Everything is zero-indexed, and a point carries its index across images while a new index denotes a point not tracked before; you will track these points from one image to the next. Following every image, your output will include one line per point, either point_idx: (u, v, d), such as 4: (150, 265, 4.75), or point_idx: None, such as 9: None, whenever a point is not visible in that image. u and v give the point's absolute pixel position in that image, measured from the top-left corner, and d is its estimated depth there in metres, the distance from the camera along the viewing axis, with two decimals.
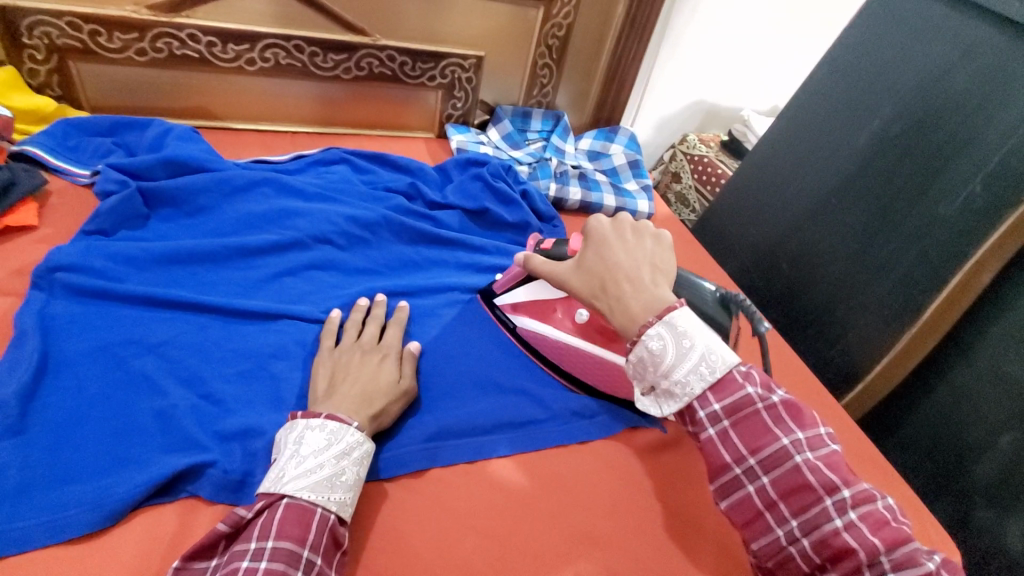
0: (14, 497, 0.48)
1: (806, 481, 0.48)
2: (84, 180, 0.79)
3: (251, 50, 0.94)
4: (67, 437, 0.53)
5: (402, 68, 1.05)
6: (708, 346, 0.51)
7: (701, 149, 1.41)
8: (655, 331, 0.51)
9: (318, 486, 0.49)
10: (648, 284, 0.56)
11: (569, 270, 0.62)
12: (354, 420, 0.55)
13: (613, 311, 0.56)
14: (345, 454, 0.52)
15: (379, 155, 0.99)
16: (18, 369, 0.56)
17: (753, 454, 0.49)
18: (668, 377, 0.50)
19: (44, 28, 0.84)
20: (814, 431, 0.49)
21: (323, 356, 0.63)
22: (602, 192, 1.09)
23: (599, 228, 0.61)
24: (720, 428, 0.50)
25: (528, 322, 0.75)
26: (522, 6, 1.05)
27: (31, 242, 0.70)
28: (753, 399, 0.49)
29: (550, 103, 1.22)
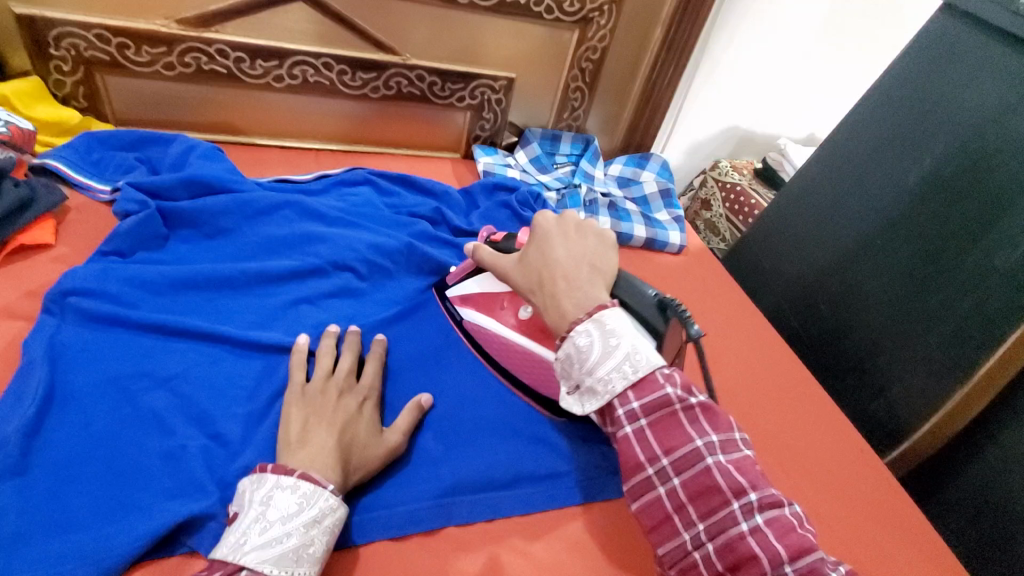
0: (7, 545, 0.45)
1: (714, 483, 0.48)
2: (104, 196, 0.77)
3: (280, 67, 0.92)
4: (68, 479, 0.50)
5: (431, 88, 1.02)
6: (634, 347, 0.51)
7: (734, 177, 1.36)
8: (585, 328, 0.53)
9: (282, 559, 0.45)
10: (585, 280, 0.57)
11: (511, 263, 0.65)
12: (329, 480, 0.51)
13: (551, 312, 0.57)
14: (316, 522, 0.48)
15: (404, 177, 0.96)
16: (22, 402, 0.53)
17: (667, 455, 0.50)
18: (591, 374, 0.51)
19: (72, 40, 0.82)
20: (728, 434, 0.50)
21: (294, 398, 0.58)
22: (632, 222, 1.05)
23: (545, 224, 0.63)
24: (638, 427, 0.50)
25: (472, 312, 0.74)
26: (557, 28, 1.02)
27: (46, 261, 0.68)
28: (671, 399, 0.50)
29: (580, 127, 1.19)
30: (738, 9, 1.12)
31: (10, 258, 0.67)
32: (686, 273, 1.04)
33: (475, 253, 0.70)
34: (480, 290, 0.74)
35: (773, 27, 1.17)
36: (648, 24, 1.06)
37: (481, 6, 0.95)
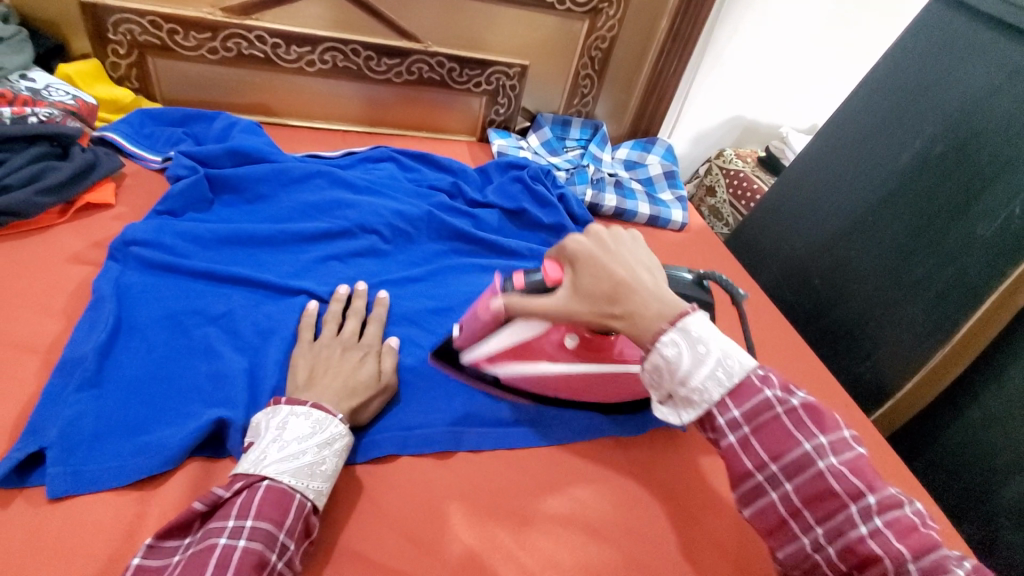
0: (87, 441, 0.53)
1: (829, 488, 0.44)
2: (156, 165, 0.86)
3: (312, 52, 1.00)
4: (135, 393, 0.58)
5: (450, 73, 1.10)
6: (724, 350, 0.48)
7: (737, 164, 1.42)
8: (669, 336, 0.48)
9: (298, 473, 0.51)
10: (653, 287, 0.52)
11: (561, 298, 0.55)
12: (337, 412, 0.56)
13: (636, 330, 0.50)
14: (328, 444, 0.53)
15: (424, 155, 1.03)
16: (95, 329, 0.61)
17: (775, 461, 0.46)
18: (685, 384, 0.47)
19: (128, 26, 0.91)
20: (837, 434, 0.46)
21: (302, 351, 0.64)
22: (637, 200, 1.11)
23: (578, 243, 0.56)
24: (740, 435, 0.47)
25: (513, 367, 0.67)
26: (568, 18, 1.09)
27: (108, 219, 0.76)
28: (771, 403, 0.47)
29: (589, 113, 1.26)
30: (742, 1, 1.18)
31: (77, 215, 0.76)
32: (688, 249, 1.10)
33: (507, 307, 0.59)
34: (512, 342, 0.65)
35: (775, 19, 1.22)
36: (655, 15, 1.13)
37: None
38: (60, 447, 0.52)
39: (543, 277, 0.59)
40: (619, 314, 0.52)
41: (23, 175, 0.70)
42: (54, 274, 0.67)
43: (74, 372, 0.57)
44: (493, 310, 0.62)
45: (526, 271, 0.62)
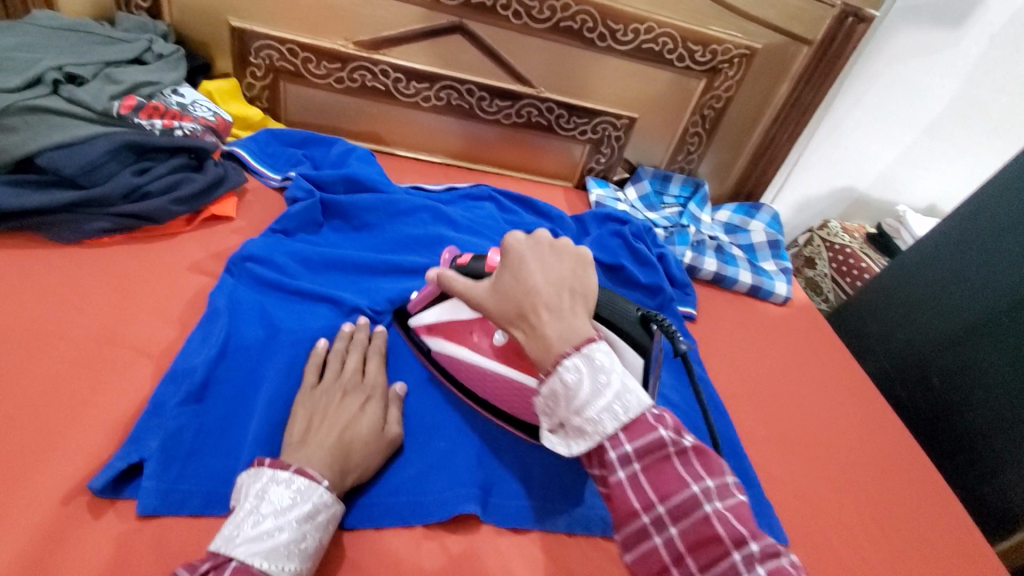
0: (182, 458, 0.54)
1: (714, 533, 0.41)
2: (275, 184, 0.89)
3: (429, 89, 1.04)
4: (231, 415, 0.59)
5: (558, 120, 1.10)
6: (624, 383, 0.46)
7: (843, 238, 1.34)
8: (572, 361, 0.46)
9: (274, 553, 0.45)
10: (567, 311, 0.49)
11: (482, 289, 0.55)
12: (325, 477, 0.51)
13: (534, 349, 0.48)
14: (309, 518, 0.48)
15: (524, 199, 1.03)
16: (207, 343, 0.63)
17: (663, 501, 0.44)
18: (580, 414, 0.45)
19: (268, 51, 0.97)
20: (723, 479, 0.44)
21: (302, 398, 0.59)
22: (738, 267, 1.04)
23: (516, 241, 0.53)
24: (630, 472, 0.44)
25: (445, 347, 0.68)
26: (685, 75, 1.07)
27: (229, 232, 0.80)
28: (665, 442, 0.44)
29: (692, 171, 1.22)
30: (869, 74, 1.13)
31: (201, 225, 0.79)
32: (792, 325, 1.02)
33: (440, 281, 0.60)
34: (447, 319, 0.67)
35: (903, 94, 1.16)
36: (775, 80, 1.10)
37: (618, 49, 1.01)
38: (157, 460, 0.52)
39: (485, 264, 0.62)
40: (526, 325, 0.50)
41: (164, 184, 0.74)
42: (175, 281, 0.70)
43: (181, 381, 0.59)
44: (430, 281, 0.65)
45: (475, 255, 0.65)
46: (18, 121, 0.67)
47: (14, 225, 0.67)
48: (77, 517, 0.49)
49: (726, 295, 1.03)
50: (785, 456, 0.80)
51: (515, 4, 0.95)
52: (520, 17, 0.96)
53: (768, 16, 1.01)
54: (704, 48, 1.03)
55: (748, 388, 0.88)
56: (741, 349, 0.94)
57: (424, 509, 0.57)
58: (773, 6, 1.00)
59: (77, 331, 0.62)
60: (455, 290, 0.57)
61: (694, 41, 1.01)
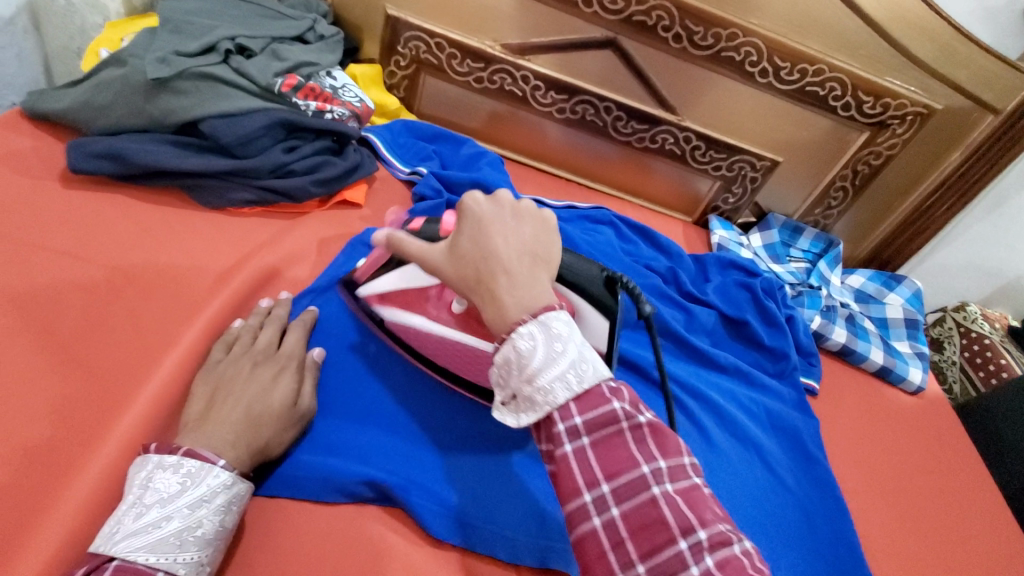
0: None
1: (662, 518, 0.39)
2: (403, 176, 0.88)
3: (566, 101, 1.00)
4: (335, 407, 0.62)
5: (693, 151, 1.03)
6: (581, 353, 0.43)
7: (983, 326, 1.17)
8: (528, 329, 0.42)
9: (161, 545, 0.43)
10: (529, 276, 0.45)
11: (436, 253, 0.48)
12: (222, 457, 0.49)
13: (489, 312, 0.45)
14: (203, 502, 0.46)
15: (645, 229, 0.97)
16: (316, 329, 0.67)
17: (609, 480, 0.41)
18: (532, 382, 0.42)
19: (416, 43, 0.97)
20: (678, 461, 0.41)
21: (207, 371, 0.57)
22: (870, 343, 0.94)
23: (475, 203, 0.48)
24: (578, 446, 0.41)
25: (400, 315, 0.62)
26: (846, 126, 0.98)
27: (356, 219, 0.80)
28: (618, 417, 0.41)
29: (826, 227, 1.12)
30: None
31: (331, 208, 0.80)
32: (924, 420, 0.90)
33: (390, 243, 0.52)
34: (402, 287, 0.61)
35: None
36: (948, 146, 0.98)
37: (779, 87, 0.94)
38: None
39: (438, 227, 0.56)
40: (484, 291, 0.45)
41: (308, 164, 0.75)
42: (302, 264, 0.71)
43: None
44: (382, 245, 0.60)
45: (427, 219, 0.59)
46: (190, 86, 0.69)
47: (169, 183, 0.71)
48: None
49: (851, 372, 0.93)
50: (906, 573, 0.71)
51: (678, 26, 0.89)
52: (680, 41, 0.91)
53: (958, 76, 0.90)
54: (876, 100, 0.93)
55: (867, 483, 0.79)
56: (863, 437, 0.84)
57: (516, 547, 0.55)
58: (966, 66, 0.89)
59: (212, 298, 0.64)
60: (405, 251, 0.50)
61: (866, 90, 0.92)
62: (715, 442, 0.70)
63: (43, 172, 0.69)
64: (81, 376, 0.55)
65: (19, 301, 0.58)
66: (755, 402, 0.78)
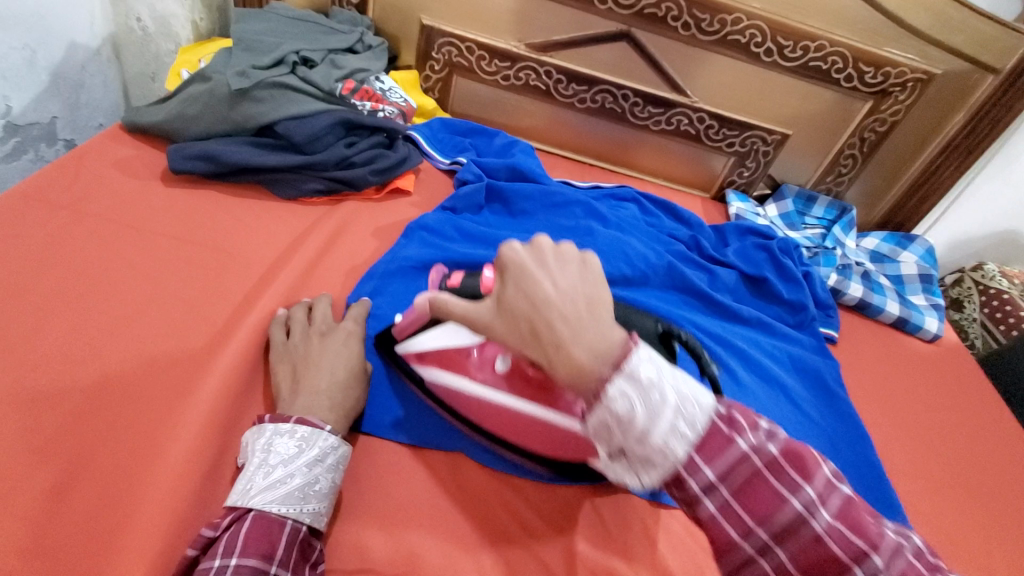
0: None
1: (831, 552, 0.36)
2: (443, 166, 0.99)
3: (587, 91, 1.10)
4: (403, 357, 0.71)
5: (706, 130, 1.12)
6: (681, 393, 0.38)
7: (1000, 283, 1.21)
8: (618, 387, 0.37)
9: (289, 497, 0.51)
10: (591, 329, 0.39)
11: (483, 309, 0.43)
12: (327, 424, 0.56)
13: (560, 373, 0.39)
14: (318, 462, 0.53)
15: (666, 203, 1.05)
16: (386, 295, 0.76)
17: (761, 523, 0.38)
18: (645, 444, 0.37)
19: (448, 48, 1.08)
20: (819, 475, 0.39)
21: (279, 351, 0.64)
22: (885, 296, 1.00)
23: (514, 252, 0.42)
24: (720, 501, 0.38)
25: (438, 377, 0.60)
26: (850, 96, 1.05)
27: (407, 204, 0.90)
28: (746, 454, 0.38)
29: (838, 194, 1.19)
30: None
31: (386, 196, 0.91)
32: (942, 364, 0.96)
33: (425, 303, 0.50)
34: (438, 349, 0.60)
35: None
36: (951, 107, 1.04)
37: (783, 65, 1.02)
38: None
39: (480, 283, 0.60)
40: (544, 352, 0.40)
41: (366, 156, 0.86)
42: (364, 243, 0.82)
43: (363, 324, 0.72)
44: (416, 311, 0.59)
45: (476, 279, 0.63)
46: (266, 94, 0.81)
47: (250, 178, 0.82)
48: None
49: (869, 324, 1.00)
50: (933, 495, 0.76)
51: (686, 15, 0.98)
52: (689, 29, 1.00)
53: (954, 40, 0.97)
54: (877, 70, 1.00)
55: (887, 419, 0.85)
56: (881, 379, 0.91)
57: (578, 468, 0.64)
58: (961, 31, 0.95)
59: (297, 270, 0.74)
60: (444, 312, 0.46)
61: (866, 62, 0.99)
62: (742, 381, 0.77)
63: (148, 175, 0.81)
64: (197, 335, 0.66)
65: (145, 276, 0.69)
66: (779, 348, 0.85)
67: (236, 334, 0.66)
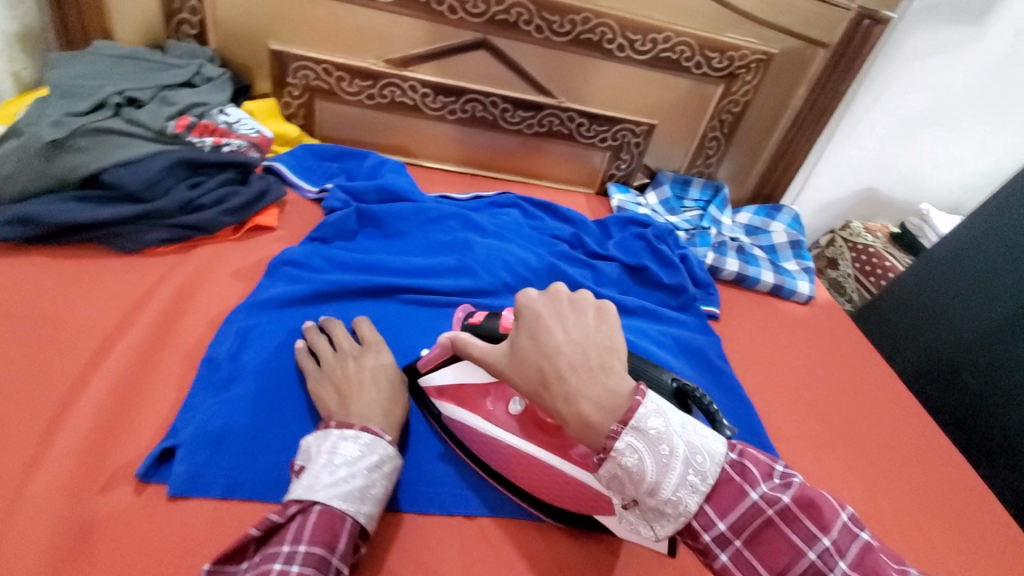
0: (211, 445, 0.59)
1: (784, 538, 0.41)
2: (312, 195, 0.94)
3: (455, 102, 1.09)
4: (256, 402, 0.63)
5: (578, 128, 1.14)
6: (689, 444, 0.43)
7: (866, 238, 1.31)
8: (626, 442, 0.41)
9: (350, 496, 0.51)
10: (601, 373, 0.44)
11: (503, 353, 0.50)
12: (384, 432, 0.57)
13: (569, 420, 0.43)
14: (376, 467, 0.54)
15: (548, 205, 1.05)
16: (243, 341, 0.69)
17: (727, 518, 0.42)
18: (656, 496, 0.41)
19: (304, 71, 1.03)
20: (773, 471, 0.44)
21: (314, 378, 0.64)
22: (760, 267, 1.06)
23: (531, 301, 0.49)
24: (694, 503, 0.42)
25: (456, 413, 0.64)
26: (702, 82, 1.10)
27: (271, 240, 0.86)
28: (714, 462, 0.43)
29: (711, 174, 1.24)
30: (888, 72, 1.09)
31: (246, 234, 0.85)
32: (815, 322, 1.03)
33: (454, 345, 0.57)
34: (457, 382, 0.64)
35: (923, 93, 1.13)
36: (793, 83, 1.12)
37: (636, 58, 1.05)
38: (189, 447, 0.58)
39: (498, 324, 0.59)
40: (553, 394, 0.44)
41: (214, 196, 0.80)
42: (221, 288, 0.76)
43: (212, 377, 0.65)
44: (443, 345, 0.62)
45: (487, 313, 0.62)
46: (86, 142, 0.75)
47: (82, 238, 0.75)
48: (138, 500, 0.55)
49: (749, 295, 1.05)
50: (818, 451, 0.80)
51: (537, 19, 0.99)
52: (542, 31, 1.01)
53: (784, 22, 1.04)
54: (721, 55, 1.06)
55: (771, 384, 0.89)
56: (764, 346, 0.95)
57: (462, 498, 0.62)
58: (789, 12, 1.03)
59: (141, 329, 0.68)
60: (471, 350, 0.54)
61: (711, 48, 1.05)
62: None
63: None
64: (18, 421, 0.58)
65: None
66: (664, 333, 0.87)
67: (66, 412, 0.59)
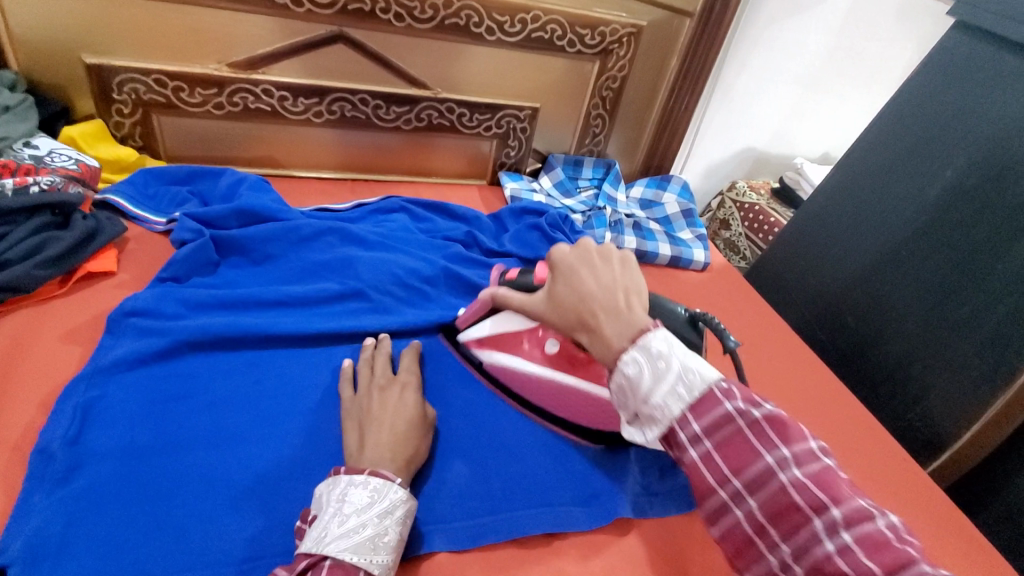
0: (54, 554, 0.48)
1: (793, 502, 0.39)
2: (161, 228, 0.83)
3: (320, 103, 0.98)
4: (109, 491, 0.53)
5: (460, 119, 1.08)
6: (685, 364, 0.43)
7: (751, 197, 1.37)
8: (631, 355, 0.44)
9: (361, 547, 0.46)
10: (624, 308, 0.48)
11: (541, 300, 0.56)
12: (395, 475, 0.52)
13: (597, 347, 0.48)
14: (389, 513, 0.49)
15: (435, 204, 0.99)
16: (85, 420, 0.58)
17: (737, 476, 0.41)
18: (646, 403, 0.43)
19: (133, 85, 0.89)
20: (803, 445, 0.41)
21: (348, 408, 0.61)
22: (657, 241, 1.07)
23: (563, 255, 0.54)
24: (702, 450, 0.42)
25: (496, 357, 0.71)
26: (579, 60, 1.08)
27: (112, 287, 0.74)
28: (732, 416, 0.41)
29: (601, 152, 1.24)
30: (750, 37, 1.12)
31: (77, 286, 0.73)
32: (712, 288, 1.06)
33: (495, 298, 0.66)
34: (494, 332, 0.71)
35: (783, 54, 1.17)
36: (665, 53, 1.12)
37: (507, 40, 1.00)
38: (23, 564, 0.47)
39: (532, 276, 0.66)
40: (585, 330, 0.49)
41: (25, 248, 0.67)
42: (48, 355, 0.64)
43: (45, 470, 0.53)
44: (483, 299, 0.70)
45: (520, 270, 0.69)
46: None
47: None
48: None
49: (649, 269, 1.05)
50: None
51: (394, 6, 0.91)
52: (402, 19, 0.93)
53: None
54: (592, 31, 1.04)
55: None
56: None
57: None
58: None
59: None
60: (512, 302, 0.62)
61: (581, 24, 1.02)
62: None
63: None
64: None
65: None
66: None
67: None
